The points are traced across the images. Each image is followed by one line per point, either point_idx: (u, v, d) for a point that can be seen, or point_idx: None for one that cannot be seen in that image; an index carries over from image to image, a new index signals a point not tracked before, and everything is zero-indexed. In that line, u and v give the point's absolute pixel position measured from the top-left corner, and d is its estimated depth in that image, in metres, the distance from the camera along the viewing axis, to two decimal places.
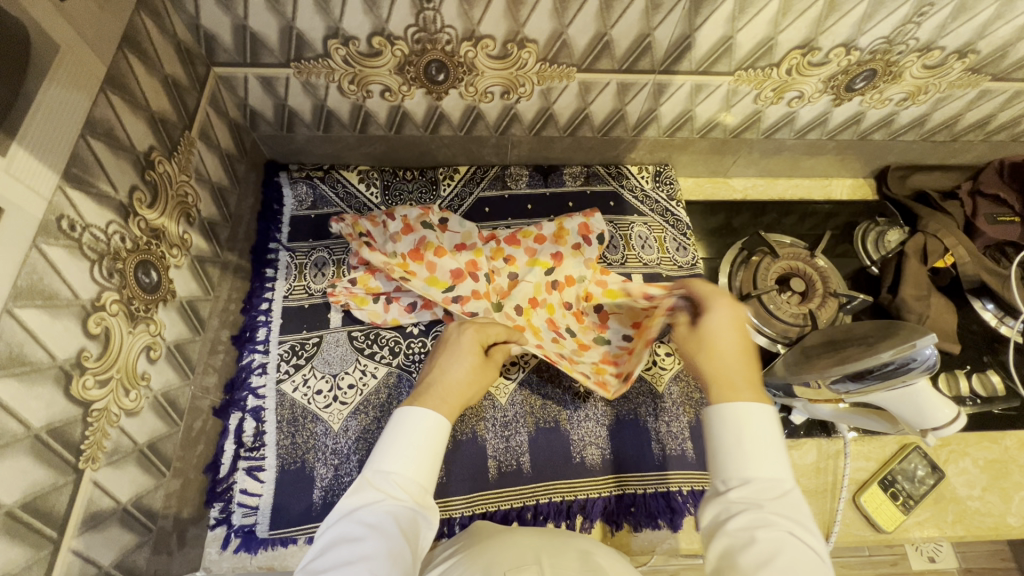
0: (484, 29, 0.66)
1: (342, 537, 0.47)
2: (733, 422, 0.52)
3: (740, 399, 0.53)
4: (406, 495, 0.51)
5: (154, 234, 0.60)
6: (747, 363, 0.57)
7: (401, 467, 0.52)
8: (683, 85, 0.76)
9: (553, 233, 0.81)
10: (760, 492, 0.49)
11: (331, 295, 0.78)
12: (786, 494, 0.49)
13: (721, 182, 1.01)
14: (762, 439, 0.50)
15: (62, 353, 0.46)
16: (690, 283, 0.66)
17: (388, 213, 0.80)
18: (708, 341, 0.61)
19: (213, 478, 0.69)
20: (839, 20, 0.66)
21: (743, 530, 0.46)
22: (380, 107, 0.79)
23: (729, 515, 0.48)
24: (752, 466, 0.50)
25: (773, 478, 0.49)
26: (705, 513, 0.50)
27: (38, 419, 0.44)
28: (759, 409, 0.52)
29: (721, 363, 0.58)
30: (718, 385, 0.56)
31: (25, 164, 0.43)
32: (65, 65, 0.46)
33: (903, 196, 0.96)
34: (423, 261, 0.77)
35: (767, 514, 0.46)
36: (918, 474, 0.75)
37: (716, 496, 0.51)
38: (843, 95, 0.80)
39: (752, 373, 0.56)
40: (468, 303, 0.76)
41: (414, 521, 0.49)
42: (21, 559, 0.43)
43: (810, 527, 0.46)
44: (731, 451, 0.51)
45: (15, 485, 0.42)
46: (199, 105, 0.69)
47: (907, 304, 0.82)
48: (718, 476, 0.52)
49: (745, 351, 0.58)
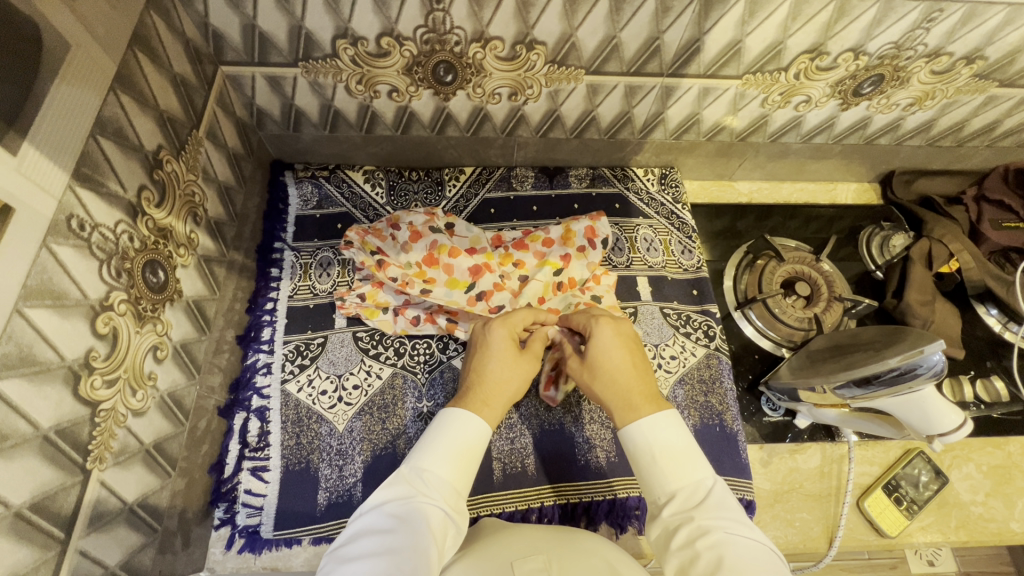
0: (493, 31, 0.66)
1: (375, 528, 0.50)
2: (645, 437, 0.56)
3: (638, 416, 0.57)
4: (437, 494, 0.53)
5: (162, 233, 0.60)
6: (634, 381, 0.61)
7: (435, 467, 0.55)
8: (691, 88, 0.76)
9: (559, 235, 0.81)
10: (688, 500, 0.53)
11: (339, 306, 0.78)
12: (711, 492, 0.53)
13: (727, 185, 1.02)
14: (669, 448, 0.55)
15: (71, 354, 0.46)
16: (569, 317, 0.69)
17: (394, 224, 0.81)
18: (599, 365, 0.63)
19: (217, 478, 0.69)
20: (848, 25, 0.66)
21: (686, 545, 0.49)
22: (387, 107, 0.78)
23: (671, 532, 0.51)
24: (671, 480, 0.54)
25: (692, 484, 0.54)
26: (651, 535, 0.54)
27: (47, 420, 0.44)
28: (663, 419, 0.56)
29: (614, 383, 0.61)
30: (621, 406, 0.59)
31: (36, 162, 0.42)
32: (76, 63, 0.46)
33: (908, 201, 0.96)
34: (439, 264, 0.78)
35: (701, 522, 0.50)
36: (921, 480, 0.75)
37: (655, 516, 0.54)
38: (851, 100, 0.80)
39: (643, 389, 0.60)
40: (492, 298, 0.77)
41: (444, 520, 0.51)
42: (28, 560, 0.43)
43: (741, 514, 0.50)
44: (649, 471, 0.55)
45: (23, 486, 0.42)
46: (207, 104, 0.69)
47: (912, 309, 0.82)
48: (650, 497, 0.55)
49: (627, 368, 0.62)
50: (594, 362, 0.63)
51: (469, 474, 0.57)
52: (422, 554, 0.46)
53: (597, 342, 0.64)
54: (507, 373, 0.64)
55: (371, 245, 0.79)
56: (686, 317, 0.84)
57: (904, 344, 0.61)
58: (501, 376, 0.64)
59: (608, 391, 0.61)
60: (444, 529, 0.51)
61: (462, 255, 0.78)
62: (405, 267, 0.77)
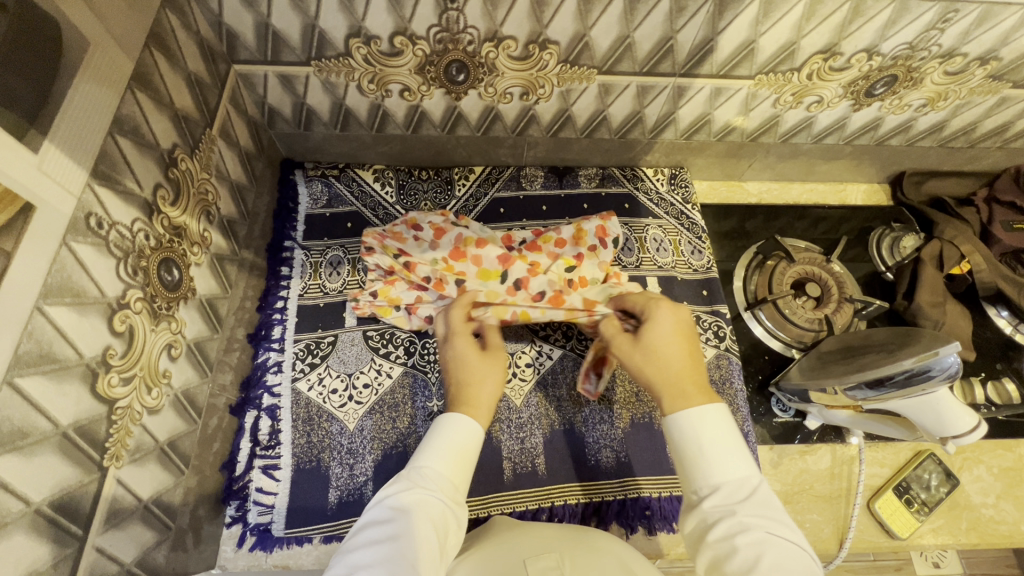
0: (506, 30, 0.65)
1: (374, 523, 0.50)
2: (693, 427, 0.54)
3: (692, 403, 0.56)
4: (436, 487, 0.53)
5: (176, 231, 0.60)
6: (690, 369, 0.60)
7: (431, 462, 0.56)
8: (703, 88, 0.76)
9: (571, 235, 0.80)
10: (731, 495, 0.50)
11: (355, 309, 0.78)
12: (755, 490, 0.50)
13: (736, 186, 1.01)
14: (719, 442, 0.53)
15: (89, 352, 0.46)
16: (626, 300, 0.71)
17: (414, 226, 0.81)
18: (654, 351, 0.62)
19: (229, 476, 0.68)
20: (863, 25, 0.66)
21: (724, 539, 0.47)
22: (398, 106, 0.78)
23: (709, 525, 0.49)
24: (717, 473, 0.52)
25: (738, 478, 0.51)
26: (685, 526, 0.52)
27: (66, 417, 0.44)
28: (713, 412, 0.54)
29: (669, 369, 0.60)
30: (670, 393, 0.58)
31: (56, 161, 0.43)
32: (95, 62, 0.46)
33: (919, 202, 0.95)
34: (467, 257, 0.77)
35: (742, 519, 0.48)
36: (932, 482, 0.75)
37: (692, 507, 0.52)
38: (863, 101, 0.79)
39: (697, 377, 0.59)
40: (529, 284, 0.76)
41: (443, 511, 0.52)
42: (48, 557, 0.43)
43: (783, 514, 0.49)
44: (694, 460, 0.53)
45: (42, 482, 0.42)
46: (220, 103, 0.69)
47: (923, 311, 0.82)
48: (689, 486, 0.53)
49: (685, 356, 0.61)
50: (646, 347, 0.62)
51: (467, 468, 0.58)
52: (419, 545, 0.46)
53: (658, 325, 0.63)
54: (481, 373, 0.65)
55: (391, 249, 0.79)
56: (695, 317, 0.84)
57: (919, 345, 0.61)
58: (479, 375, 0.65)
59: (658, 375, 0.60)
60: (445, 520, 0.51)
61: (489, 244, 0.77)
62: (434, 264, 0.77)
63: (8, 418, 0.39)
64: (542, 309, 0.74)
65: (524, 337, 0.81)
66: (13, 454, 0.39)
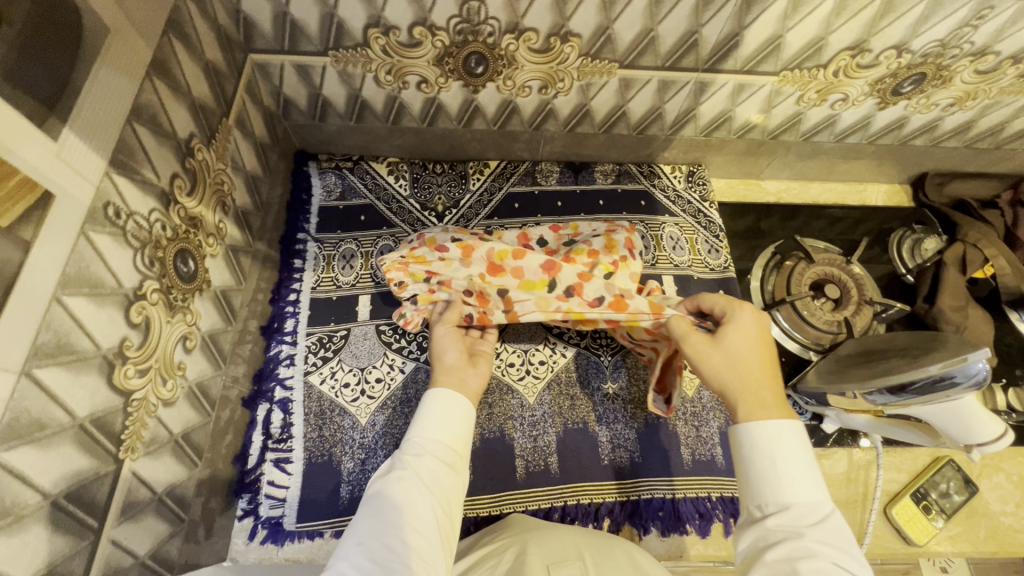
0: (528, 22, 0.64)
1: (373, 496, 0.51)
2: (767, 438, 0.49)
3: (770, 416, 0.51)
4: (434, 459, 0.54)
5: (192, 222, 0.60)
6: (768, 378, 0.55)
7: (420, 432, 0.56)
8: (726, 84, 0.74)
9: (602, 244, 0.73)
10: (800, 518, 0.46)
11: (405, 324, 0.72)
12: (827, 518, 0.45)
13: (754, 184, 0.99)
14: (796, 460, 0.48)
15: (105, 343, 0.46)
16: (702, 297, 0.64)
17: (437, 246, 0.73)
18: (733, 359, 0.56)
19: (241, 469, 0.68)
20: (894, 21, 0.64)
21: (785, 561, 0.43)
22: (415, 99, 0.77)
23: (769, 544, 0.45)
24: (788, 491, 0.47)
25: (810, 501, 0.47)
26: (741, 542, 0.48)
27: (82, 409, 0.44)
28: (791, 430, 0.50)
29: (746, 376, 0.55)
30: (746, 402, 0.53)
31: (75, 148, 0.42)
32: (113, 48, 0.45)
33: (941, 204, 0.93)
34: (505, 270, 0.70)
35: (808, 544, 0.43)
36: (951, 489, 0.74)
37: (752, 523, 0.48)
38: (889, 99, 0.78)
39: (776, 387, 0.54)
40: (583, 291, 0.69)
41: (439, 475, 0.53)
42: (64, 549, 0.43)
43: (855, 551, 0.43)
44: (764, 474, 0.48)
45: (59, 474, 0.42)
46: (237, 93, 0.68)
47: (944, 314, 0.80)
48: (752, 500, 0.49)
49: (767, 364, 0.56)
50: (721, 350, 0.57)
51: (462, 431, 0.58)
52: (420, 516, 0.48)
53: (739, 327, 0.58)
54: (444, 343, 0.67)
55: (417, 273, 0.72)
56: None
57: (946, 351, 0.60)
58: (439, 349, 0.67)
59: (736, 382, 0.55)
60: (446, 489, 0.52)
61: (529, 252, 0.69)
62: (471, 277, 0.71)
63: (26, 410, 0.38)
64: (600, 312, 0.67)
65: (538, 335, 0.80)
66: (32, 446, 0.39)
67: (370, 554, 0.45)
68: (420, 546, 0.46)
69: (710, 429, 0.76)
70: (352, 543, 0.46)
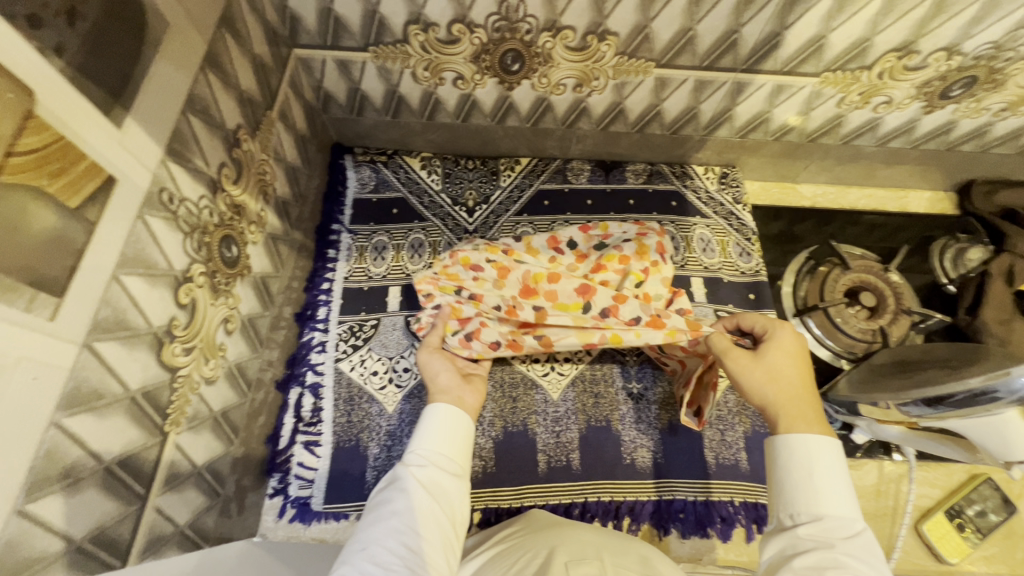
0: (566, 20, 0.65)
1: (380, 504, 0.51)
2: (804, 450, 0.49)
3: (813, 432, 0.50)
4: (443, 469, 0.53)
5: (236, 210, 0.62)
6: (809, 394, 0.54)
7: (425, 442, 0.55)
8: (764, 85, 0.73)
9: (633, 249, 0.73)
10: (832, 530, 0.45)
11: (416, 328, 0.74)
12: (858, 535, 0.45)
13: (789, 187, 0.97)
14: (834, 477, 0.47)
15: (157, 321, 0.49)
16: (740, 317, 0.63)
17: (471, 265, 0.73)
18: (775, 376, 0.56)
19: (273, 449, 0.70)
20: (946, 21, 0.62)
21: (812, 569, 0.42)
22: (450, 95, 0.78)
23: (797, 551, 0.44)
24: (822, 503, 0.47)
25: (843, 516, 0.46)
26: (767, 547, 0.47)
27: (134, 382, 0.46)
28: (828, 443, 0.49)
29: (786, 392, 0.54)
30: (787, 417, 0.52)
31: (136, 136, 0.44)
32: (171, 42, 0.47)
33: (988, 212, 0.90)
34: (539, 293, 0.70)
35: (838, 555, 0.42)
36: (987, 508, 0.71)
37: (781, 531, 0.47)
38: (936, 103, 0.75)
39: (817, 402, 0.54)
40: (620, 311, 0.67)
41: (445, 484, 0.52)
42: (114, 513, 0.45)
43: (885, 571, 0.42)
44: (799, 483, 0.48)
45: (113, 442, 0.44)
46: (281, 86, 0.71)
47: (988, 327, 0.78)
48: (783, 509, 0.48)
49: (807, 379, 0.56)
50: (761, 367, 0.57)
51: (466, 442, 0.57)
52: (425, 522, 0.48)
53: (780, 344, 0.58)
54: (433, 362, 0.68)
55: (449, 286, 0.72)
56: None
57: (987, 364, 0.58)
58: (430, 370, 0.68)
59: (778, 397, 0.54)
60: (455, 500, 0.52)
61: (563, 277, 0.70)
62: (503, 296, 0.70)
63: (86, 379, 0.41)
64: (638, 331, 0.66)
65: None
66: (90, 414, 0.42)
67: (375, 560, 0.45)
68: (427, 553, 0.46)
69: (735, 434, 0.75)
70: (358, 549, 0.46)
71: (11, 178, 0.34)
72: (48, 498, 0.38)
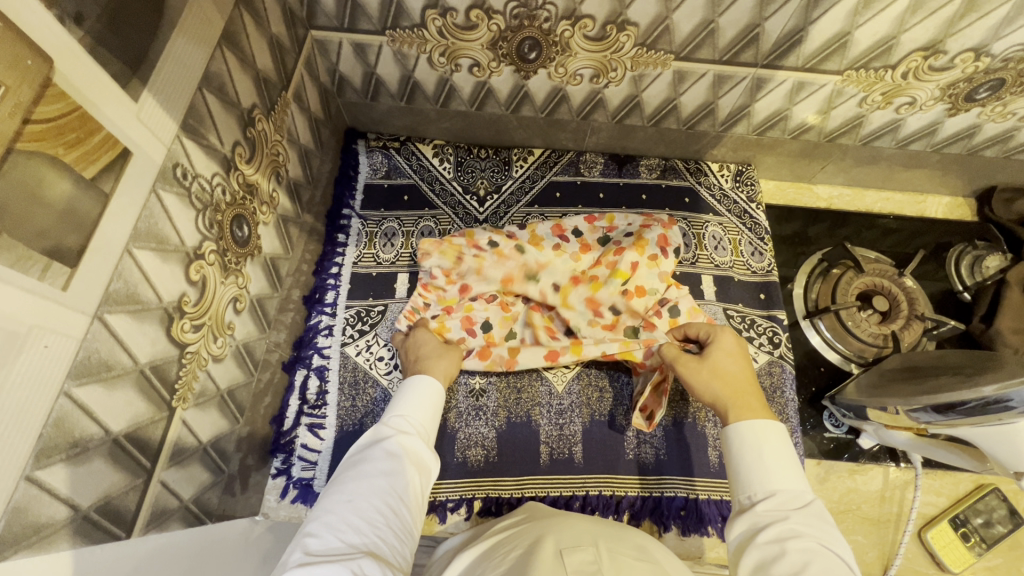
0: (586, 9, 0.64)
1: (361, 460, 0.51)
2: (755, 435, 0.52)
3: (757, 416, 0.54)
4: (420, 436, 0.55)
5: (249, 189, 0.62)
6: (751, 385, 0.59)
7: (415, 412, 0.57)
8: (785, 81, 0.72)
9: (631, 242, 0.74)
10: (785, 503, 0.47)
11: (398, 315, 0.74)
12: (810, 504, 0.47)
13: (805, 188, 0.96)
14: (782, 453, 0.50)
15: (167, 296, 0.49)
16: (687, 325, 0.68)
17: (473, 243, 0.76)
18: (718, 370, 0.61)
19: (277, 430, 0.70)
20: (975, 21, 0.61)
21: (773, 542, 0.44)
22: (466, 82, 0.78)
23: (758, 528, 0.46)
24: (775, 478, 0.49)
25: (792, 489, 0.48)
26: (731, 531, 0.48)
27: (144, 355, 0.47)
28: (772, 426, 0.52)
29: (732, 386, 0.59)
30: (734, 408, 0.56)
31: (152, 111, 0.44)
32: (190, 17, 0.47)
33: (1009, 220, 0.88)
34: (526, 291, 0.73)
35: (794, 526, 0.44)
36: (994, 518, 0.70)
37: (742, 512, 0.49)
38: (961, 105, 0.74)
39: (761, 395, 0.58)
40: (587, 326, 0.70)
41: (424, 451, 0.54)
42: (120, 484, 0.46)
43: (837, 536, 0.44)
44: (752, 465, 0.50)
45: (121, 414, 0.45)
46: (297, 67, 0.71)
47: (1002, 336, 0.76)
48: (741, 491, 0.50)
49: (749, 374, 0.61)
50: (706, 365, 0.62)
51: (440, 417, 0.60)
52: (410, 489, 0.49)
53: (723, 345, 0.63)
54: (440, 352, 0.68)
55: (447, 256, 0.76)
56: (750, 320, 0.81)
57: (1001, 371, 0.56)
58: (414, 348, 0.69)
59: (727, 391, 0.59)
60: (429, 467, 0.54)
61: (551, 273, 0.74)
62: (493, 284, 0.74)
63: (96, 350, 0.41)
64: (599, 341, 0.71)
65: None
66: (98, 384, 0.42)
67: (358, 513, 0.45)
68: (405, 518, 0.47)
69: None
70: (341, 500, 0.46)
71: (27, 145, 0.34)
72: (57, 466, 0.38)
